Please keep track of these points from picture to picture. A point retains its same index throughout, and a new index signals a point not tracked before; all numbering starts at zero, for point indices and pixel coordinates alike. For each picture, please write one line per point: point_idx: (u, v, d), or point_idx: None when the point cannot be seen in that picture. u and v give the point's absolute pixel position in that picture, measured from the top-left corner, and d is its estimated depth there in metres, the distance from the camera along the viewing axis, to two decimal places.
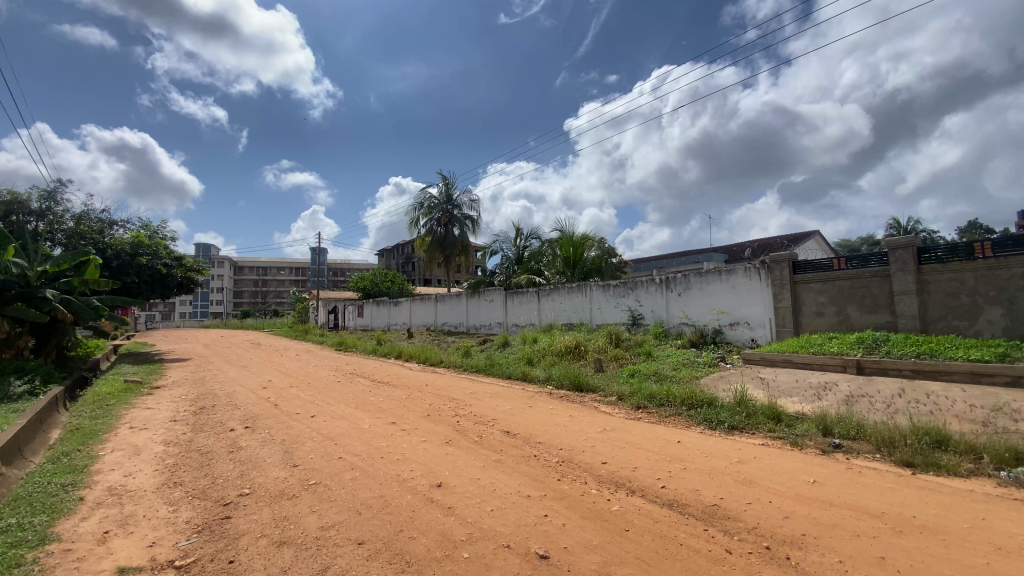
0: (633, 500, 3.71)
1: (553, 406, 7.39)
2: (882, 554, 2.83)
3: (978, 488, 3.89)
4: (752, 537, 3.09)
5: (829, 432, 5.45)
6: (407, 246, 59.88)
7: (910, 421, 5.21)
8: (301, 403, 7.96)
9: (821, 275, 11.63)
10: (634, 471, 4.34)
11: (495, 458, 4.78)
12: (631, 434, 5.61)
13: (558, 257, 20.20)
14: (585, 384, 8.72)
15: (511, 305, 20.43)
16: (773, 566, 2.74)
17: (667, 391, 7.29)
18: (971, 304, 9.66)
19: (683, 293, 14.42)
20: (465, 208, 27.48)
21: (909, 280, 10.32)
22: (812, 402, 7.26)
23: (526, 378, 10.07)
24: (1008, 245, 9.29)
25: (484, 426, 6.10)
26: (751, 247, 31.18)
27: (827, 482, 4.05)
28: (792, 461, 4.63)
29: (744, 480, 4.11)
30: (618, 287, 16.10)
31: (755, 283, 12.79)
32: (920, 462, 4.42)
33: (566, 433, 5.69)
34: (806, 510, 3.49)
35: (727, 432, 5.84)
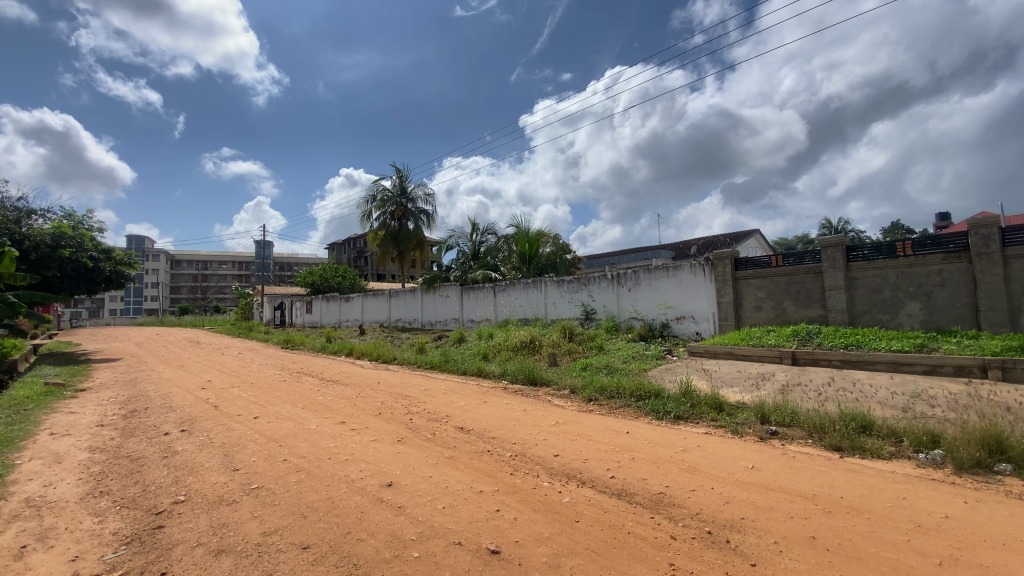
0: (583, 491, 3.77)
1: (507, 400, 7.41)
2: (813, 534, 3.02)
3: (897, 469, 4.22)
4: (696, 522, 3.21)
5: (767, 420, 5.76)
6: (360, 241, 58.40)
7: (838, 408, 5.59)
8: (244, 403, 7.59)
9: (760, 272, 12.26)
10: (585, 462, 4.42)
11: (448, 454, 4.73)
12: (583, 426, 5.72)
13: (513, 252, 20.29)
14: (539, 377, 8.81)
15: (466, 300, 20.30)
16: (715, 550, 2.86)
17: (617, 383, 7.49)
18: (893, 299, 10.47)
19: (633, 288, 14.80)
20: (420, 202, 26.98)
21: (839, 276, 11.06)
22: (750, 391, 7.66)
23: (481, 374, 10.06)
24: (925, 244, 10.13)
25: (438, 422, 6.03)
26: (697, 244, 32.44)
27: (764, 467, 4.27)
28: (733, 448, 4.86)
29: (688, 467, 4.27)
30: (571, 283, 16.33)
31: (700, 278, 13.32)
32: (847, 445, 4.75)
33: (519, 427, 5.72)
34: (746, 495, 3.66)
35: (673, 421, 6.06)
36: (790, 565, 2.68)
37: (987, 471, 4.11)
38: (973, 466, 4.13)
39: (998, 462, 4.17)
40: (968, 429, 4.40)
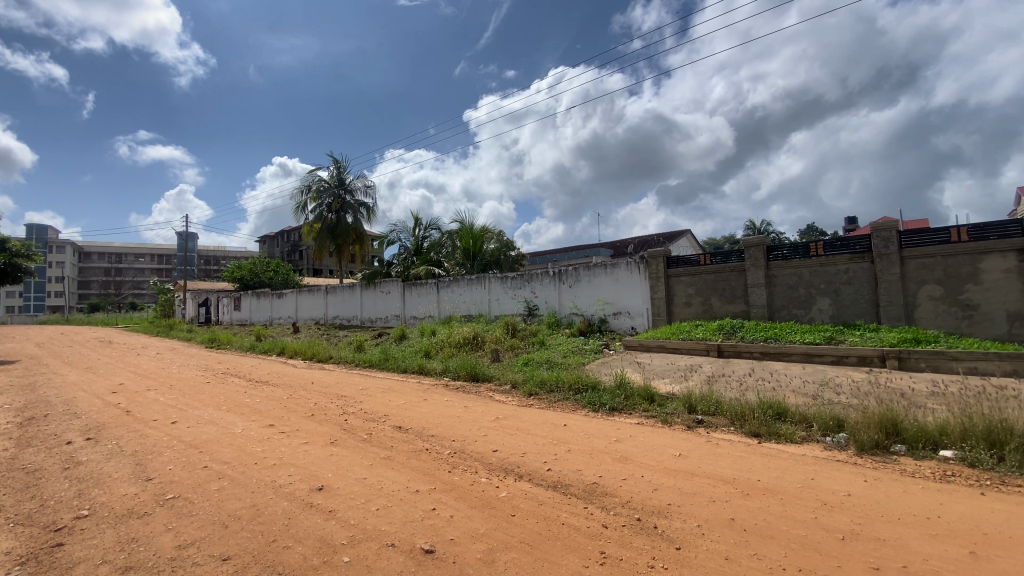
0: (520, 485, 3.80)
1: (447, 398, 7.34)
2: (732, 516, 3.21)
3: (807, 452, 4.58)
4: (626, 510, 3.33)
5: (693, 409, 6.08)
6: (294, 234, 55.74)
7: (758, 397, 5.99)
8: (161, 408, 7.01)
9: (690, 269, 12.91)
10: (522, 456, 4.46)
11: (384, 455, 4.61)
12: (522, 421, 5.77)
13: (457, 248, 20.12)
14: (481, 373, 8.80)
15: (408, 297, 19.90)
16: (643, 536, 2.98)
17: (556, 377, 7.63)
18: (807, 295, 11.36)
19: (574, 285, 15.06)
20: (359, 193, 26.11)
21: (760, 274, 11.86)
22: (680, 382, 8.08)
23: (422, 371, 9.90)
24: (835, 245, 11.07)
25: (374, 422, 5.86)
26: (634, 243, 33.65)
27: (691, 454, 4.50)
28: (663, 437, 5.08)
29: (621, 457, 4.42)
30: (515, 279, 16.42)
31: (635, 275, 13.81)
32: (764, 432, 5.10)
33: (459, 424, 5.68)
34: (674, 481, 3.83)
35: (608, 413, 6.25)
36: (713, 547, 2.83)
37: (884, 451, 4.56)
38: (872, 447, 4.56)
39: (893, 443, 4.63)
40: (869, 413, 4.85)
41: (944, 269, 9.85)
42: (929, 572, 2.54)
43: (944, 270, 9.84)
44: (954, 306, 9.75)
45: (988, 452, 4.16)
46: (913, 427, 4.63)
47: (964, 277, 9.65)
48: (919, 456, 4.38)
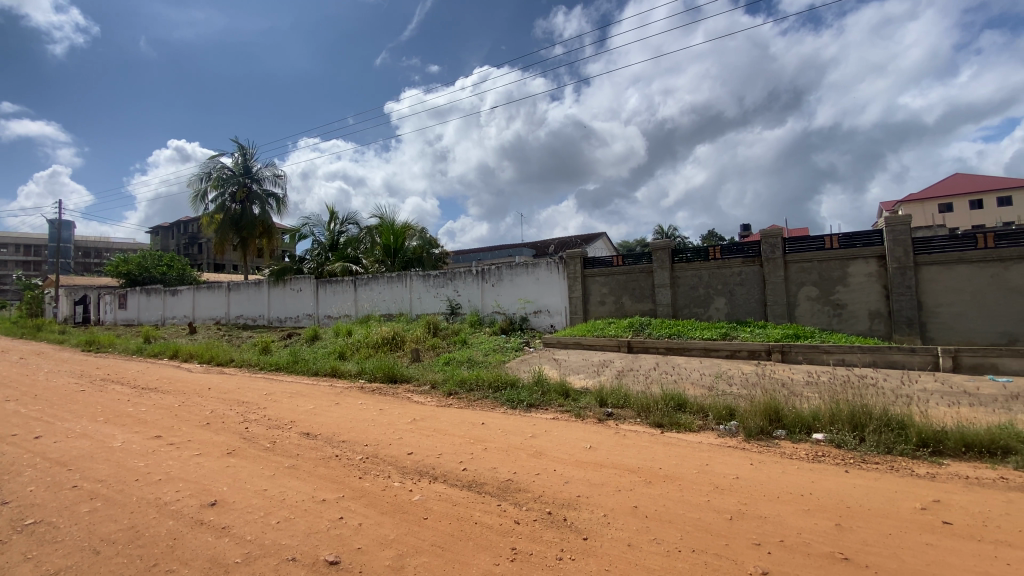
0: (434, 487, 3.74)
1: (362, 401, 7.05)
2: (636, 504, 3.39)
3: (703, 440, 4.96)
4: (538, 505, 3.40)
5: (605, 403, 6.36)
6: (194, 225, 50.88)
7: (663, 389, 6.39)
8: (21, 421, 6.07)
9: (605, 270, 13.52)
10: (438, 457, 4.40)
11: (288, 464, 4.33)
12: (439, 422, 5.68)
13: (376, 244, 19.45)
14: (399, 374, 8.56)
15: (321, 295, 18.91)
16: (554, 529, 3.05)
17: (476, 375, 7.63)
18: (706, 295, 12.34)
19: (496, 284, 15.08)
20: (268, 183, 24.36)
21: (665, 275, 12.70)
22: (593, 377, 8.44)
23: (335, 374, 9.45)
24: (729, 249, 12.14)
25: (280, 430, 5.50)
26: (554, 244, 34.57)
27: (600, 446, 4.69)
28: (577, 431, 5.26)
29: (535, 452, 4.51)
30: (437, 278, 16.13)
31: (555, 275, 14.14)
32: (667, 422, 5.45)
33: (372, 428, 5.48)
34: (584, 473, 3.98)
35: (526, 409, 6.36)
36: (617, 535, 2.98)
37: (767, 436, 5.06)
38: (758, 433, 5.04)
39: (775, 428, 5.15)
40: (756, 402, 5.36)
41: (820, 273, 11.13)
42: (802, 544, 2.85)
43: (820, 274, 11.12)
44: (827, 305, 11.06)
45: (850, 434, 4.76)
46: (791, 413, 5.18)
47: (835, 280, 10.97)
48: (796, 439, 4.91)
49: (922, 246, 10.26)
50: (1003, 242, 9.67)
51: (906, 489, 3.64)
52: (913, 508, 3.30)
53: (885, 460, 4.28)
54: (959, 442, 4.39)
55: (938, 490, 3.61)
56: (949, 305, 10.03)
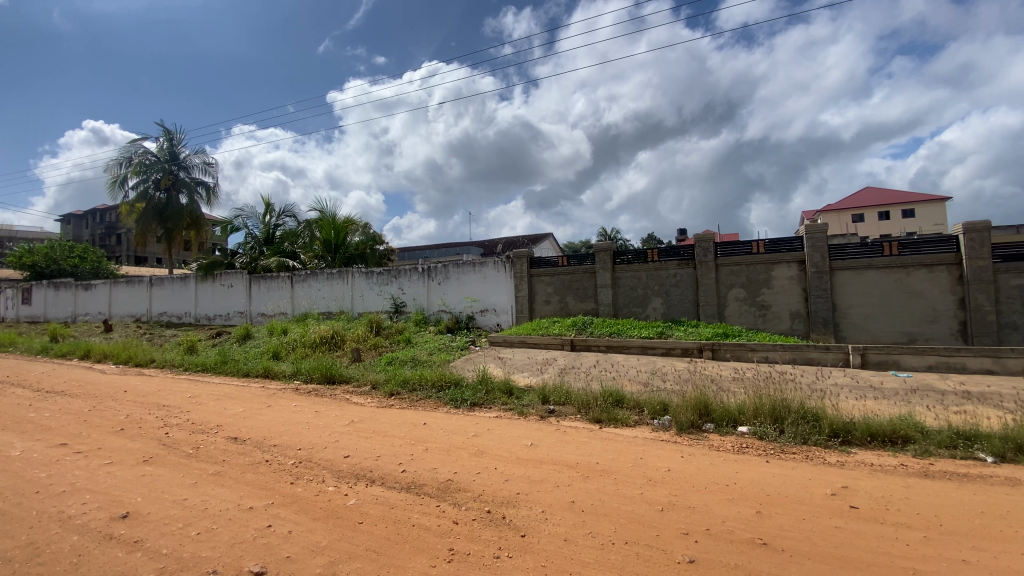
0: (371, 490, 3.64)
1: (296, 403, 6.74)
2: (573, 499, 3.47)
3: (639, 434, 5.14)
4: (477, 504, 3.39)
5: (547, 400, 6.45)
6: (111, 214, 46.74)
7: (602, 387, 6.57)
8: None
9: (550, 270, 13.76)
10: (376, 459, 4.28)
11: (212, 471, 4.07)
12: (378, 423, 5.54)
13: (316, 239, 18.68)
14: (338, 374, 8.27)
15: (255, 292, 17.94)
16: (492, 528, 3.06)
17: (419, 375, 7.50)
18: (645, 295, 12.82)
19: (442, 282, 14.84)
20: (197, 171, 22.79)
21: (607, 276, 13.10)
22: (536, 375, 8.55)
23: (268, 374, 9.00)
24: (666, 252, 12.68)
25: (204, 435, 5.16)
26: (502, 243, 34.65)
27: (541, 443, 4.75)
28: (518, 429, 5.30)
29: (476, 451, 4.49)
30: (380, 275, 15.66)
31: (502, 274, 14.15)
32: (605, 417, 5.62)
33: (307, 431, 5.25)
34: (524, 471, 4.01)
35: (469, 408, 6.33)
36: (554, 530, 3.02)
37: (697, 430, 5.32)
38: (689, 427, 5.30)
39: (704, 422, 5.43)
40: (688, 398, 5.62)
41: (747, 275, 11.86)
42: (726, 532, 3.02)
43: (747, 277, 11.85)
44: (753, 305, 11.80)
45: (772, 426, 5.10)
46: (719, 407, 5.48)
47: (761, 282, 11.72)
48: (723, 432, 5.20)
49: (837, 252, 11.17)
50: (905, 250, 10.68)
51: (819, 476, 3.95)
52: (825, 494, 3.58)
53: (801, 450, 4.61)
54: (865, 432, 4.81)
55: (846, 476, 3.94)
56: (859, 307, 10.99)
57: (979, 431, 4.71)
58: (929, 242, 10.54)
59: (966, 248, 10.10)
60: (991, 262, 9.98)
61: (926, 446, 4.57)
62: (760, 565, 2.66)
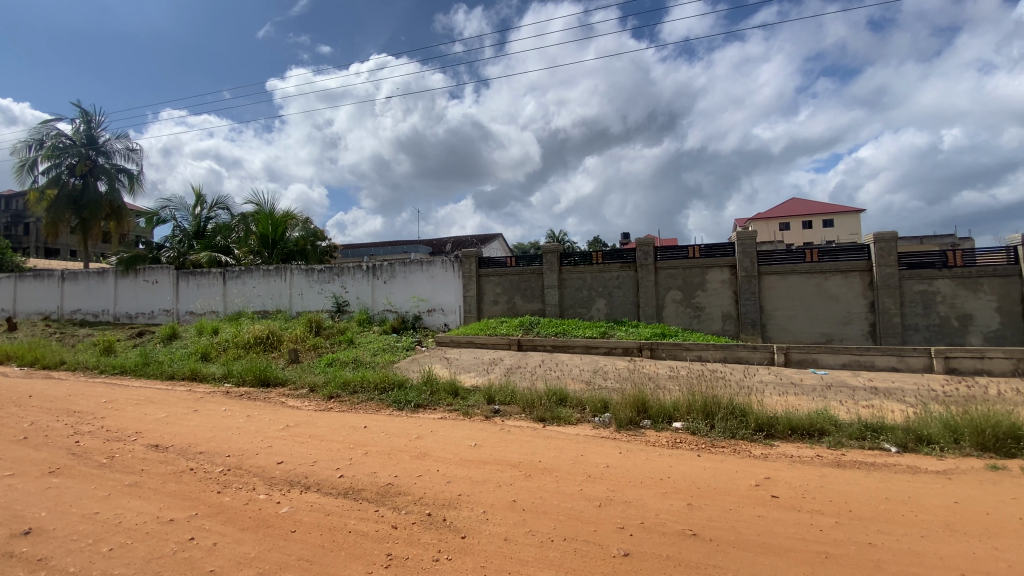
0: (306, 496, 3.50)
1: (226, 407, 6.35)
2: (514, 498, 3.49)
3: (580, 432, 5.26)
4: (417, 507, 3.34)
5: (492, 400, 6.46)
6: (15, 201, 42.23)
7: (546, 386, 6.66)
8: None
9: (498, 270, 13.82)
10: (312, 465, 4.12)
11: (129, 482, 3.76)
12: (316, 427, 5.33)
13: (252, 233, 17.74)
14: (273, 377, 7.89)
15: (182, 289, 16.79)
16: (432, 531, 3.02)
17: (360, 377, 7.29)
18: (589, 296, 13.14)
19: (387, 281, 14.48)
20: (118, 157, 21.04)
21: (554, 277, 13.32)
22: (482, 375, 8.56)
23: (195, 377, 8.44)
24: (610, 255, 13.07)
25: (122, 442, 4.78)
26: (450, 243, 34.32)
27: (485, 444, 4.75)
28: (462, 429, 5.27)
29: (419, 454, 4.43)
30: (322, 272, 15.08)
31: (449, 274, 14.02)
32: (549, 416, 5.70)
33: (238, 436, 4.98)
34: (466, 471, 4.00)
35: (412, 410, 6.22)
36: (494, 530, 3.03)
37: (635, 426, 5.52)
38: (628, 423, 5.48)
39: (642, 418, 5.64)
40: (628, 396, 5.81)
41: (685, 279, 12.42)
42: (659, 524, 3.14)
43: (684, 280, 12.41)
44: (690, 307, 12.38)
45: (703, 422, 5.37)
46: (656, 404, 5.70)
47: (697, 285, 12.31)
48: (659, 428, 5.42)
49: (765, 258, 11.92)
50: (824, 257, 11.57)
51: (744, 468, 4.20)
52: (750, 485, 3.81)
53: (729, 444, 4.88)
54: (786, 426, 5.16)
55: (769, 467, 4.22)
56: (784, 309, 11.78)
57: (883, 423, 5.18)
58: (845, 250, 11.47)
59: (876, 256, 11.07)
60: (896, 269, 11.00)
61: (839, 437, 4.97)
62: (689, 555, 2.79)
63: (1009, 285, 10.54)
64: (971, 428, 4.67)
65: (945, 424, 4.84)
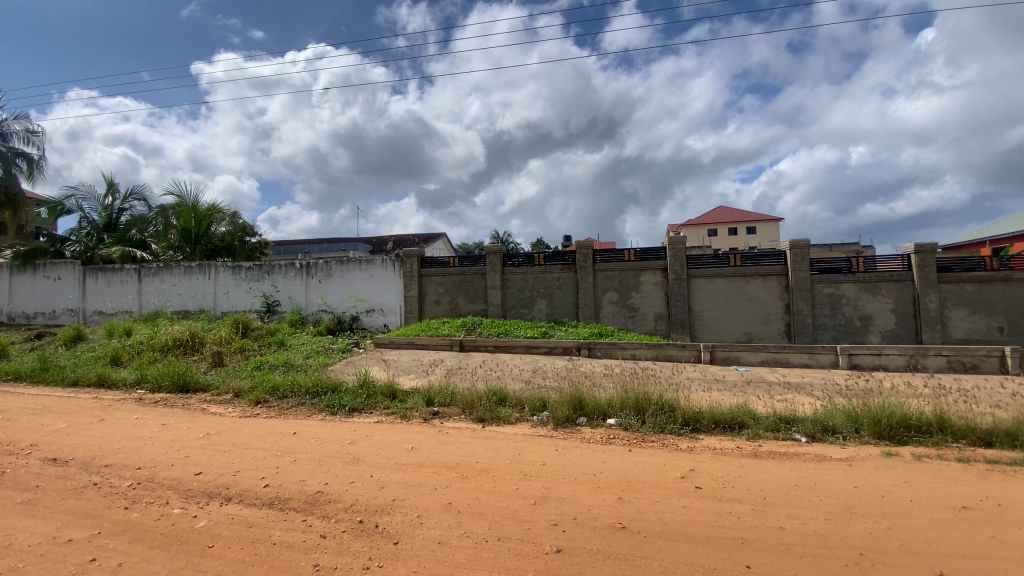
0: (227, 509, 3.30)
1: (138, 415, 5.85)
2: (449, 501, 3.46)
3: (519, 431, 5.32)
4: (349, 515, 3.23)
5: (431, 402, 6.38)
6: None
7: (486, 386, 6.66)
8: None
9: (440, 270, 13.72)
10: (234, 475, 3.88)
11: (20, 500, 3.38)
12: (241, 435, 5.03)
13: (172, 227, 16.47)
14: (193, 382, 7.37)
15: (90, 287, 15.31)
16: (363, 538, 2.94)
17: (291, 381, 6.98)
18: (531, 296, 13.31)
19: (323, 280, 13.91)
20: (16, 139, 18.83)
21: (497, 278, 13.38)
22: (422, 377, 8.43)
23: (103, 383, 7.72)
24: (551, 256, 13.31)
25: (13, 457, 4.28)
26: (392, 242, 33.54)
27: (421, 446, 4.68)
28: (399, 433, 5.17)
29: (352, 459, 4.29)
30: (250, 270, 14.26)
31: (389, 274, 13.69)
32: (488, 416, 5.71)
33: (151, 447, 4.61)
34: (401, 476, 3.92)
35: (347, 414, 6.02)
36: (428, 534, 2.99)
37: (572, 423, 5.64)
38: (564, 421, 5.60)
39: (578, 416, 5.78)
40: (565, 395, 5.94)
41: (621, 281, 12.87)
42: (591, 519, 3.23)
43: (620, 282, 12.86)
44: (626, 308, 12.84)
45: (635, 418, 5.59)
46: (591, 402, 5.88)
47: (632, 287, 12.80)
48: (594, 424, 5.58)
49: (694, 262, 12.59)
50: (747, 261, 12.38)
51: (671, 462, 4.41)
52: (676, 477, 4.01)
53: (658, 438, 5.11)
54: (710, 420, 5.48)
55: (694, 460, 4.46)
56: (711, 310, 12.48)
57: (795, 416, 5.62)
58: (765, 256, 12.33)
59: (792, 262, 11.99)
60: (809, 274, 11.98)
61: (756, 430, 5.33)
62: (618, 547, 2.89)
63: (902, 289, 11.75)
64: (869, 419, 5.16)
65: (847, 416, 5.32)
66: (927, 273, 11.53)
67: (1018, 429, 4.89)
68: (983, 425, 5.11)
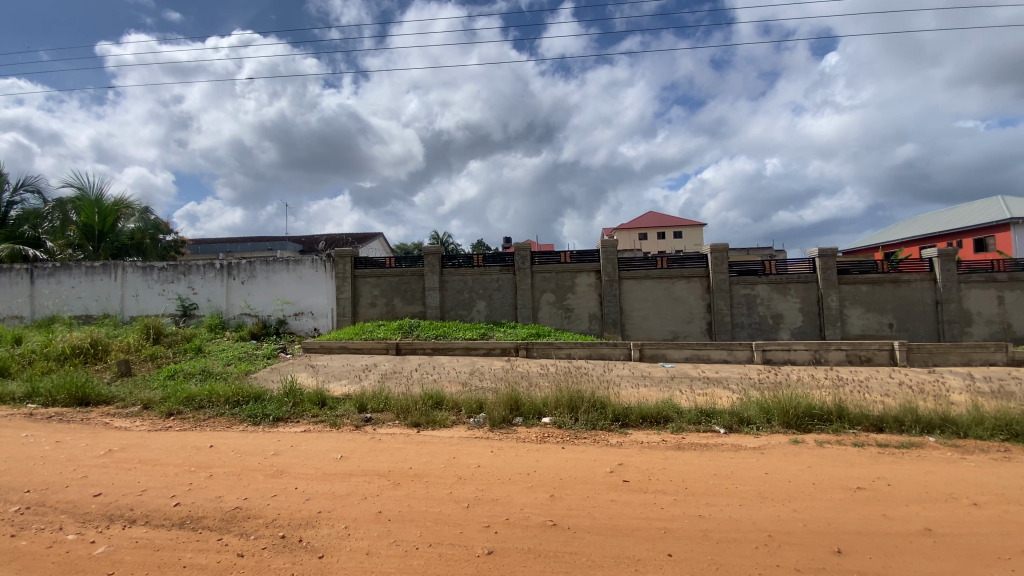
0: (131, 532, 3.03)
1: (26, 433, 5.22)
2: (379, 509, 3.38)
3: (454, 434, 5.28)
4: (270, 530, 3.07)
5: (363, 408, 6.19)
6: None
7: (421, 390, 6.56)
8: None
9: (376, 271, 13.41)
10: (139, 495, 3.56)
11: None
12: (150, 450, 4.64)
13: (72, 223, 14.89)
14: (94, 394, 6.70)
15: None
16: (285, 554, 2.81)
17: (209, 390, 6.54)
18: (469, 298, 13.30)
19: (246, 281, 13.10)
20: None
21: (435, 279, 13.23)
22: (354, 382, 8.18)
23: None
24: (489, 258, 13.36)
25: None
26: (324, 241, 32.22)
27: (352, 455, 4.54)
28: (328, 442, 4.98)
29: (274, 472, 4.08)
30: (163, 271, 13.17)
31: (320, 274, 13.12)
32: (423, 420, 5.63)
33: (42, 467, 4.14)
34: (328, 486, 3.78)
35: (271, 424, 5.71)
36: (355, 545, 2.91)
37: (507, 424, 5.69)
38: (500, 422, 5.64)
39: (514, 416, 5.84)
40: (500, 396, 5.98)
41: (557, 282, 13.14)
42: (523, 519, 3.28)
43: (557, 283, 13.13)
44: (562, 309, 13.13)
45: (569, 416, 5.73)
46: (527, 402, 5.95)
47: (568, 288, 13.12)
48: (529, 424, 5.66)
49: (626, 264, 13.12)
50: (674, 264, 13.05)
51: (602, 457, 4.56)
52: (606, 472, 4.15)
53: (591, 435, 5.28)
54: (639, 415, 5.72)
55: (623, 454, 4.64)
56: (642, 310, 13.04)
57: (715, 408, 6.00)
58: (690, 258, 13.06)
59: (713, 265, 12.79)
60: (729, 275, 12.82)
61: (680, 423, 5.63)
62: (548, 545, 2.95)
63: (809, 289, 12.87)
64: (779, 410, 5.61)
65: (760, 407, 5.75)
66: (830, 275, 12.71)
67: (904, 415, 5.51)
68: (874, 413, 5.71)
